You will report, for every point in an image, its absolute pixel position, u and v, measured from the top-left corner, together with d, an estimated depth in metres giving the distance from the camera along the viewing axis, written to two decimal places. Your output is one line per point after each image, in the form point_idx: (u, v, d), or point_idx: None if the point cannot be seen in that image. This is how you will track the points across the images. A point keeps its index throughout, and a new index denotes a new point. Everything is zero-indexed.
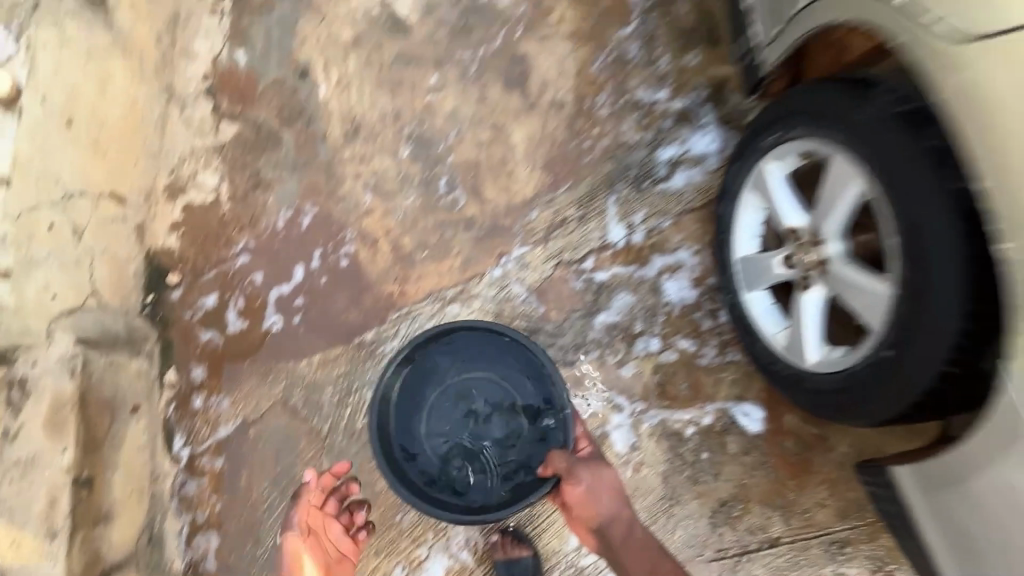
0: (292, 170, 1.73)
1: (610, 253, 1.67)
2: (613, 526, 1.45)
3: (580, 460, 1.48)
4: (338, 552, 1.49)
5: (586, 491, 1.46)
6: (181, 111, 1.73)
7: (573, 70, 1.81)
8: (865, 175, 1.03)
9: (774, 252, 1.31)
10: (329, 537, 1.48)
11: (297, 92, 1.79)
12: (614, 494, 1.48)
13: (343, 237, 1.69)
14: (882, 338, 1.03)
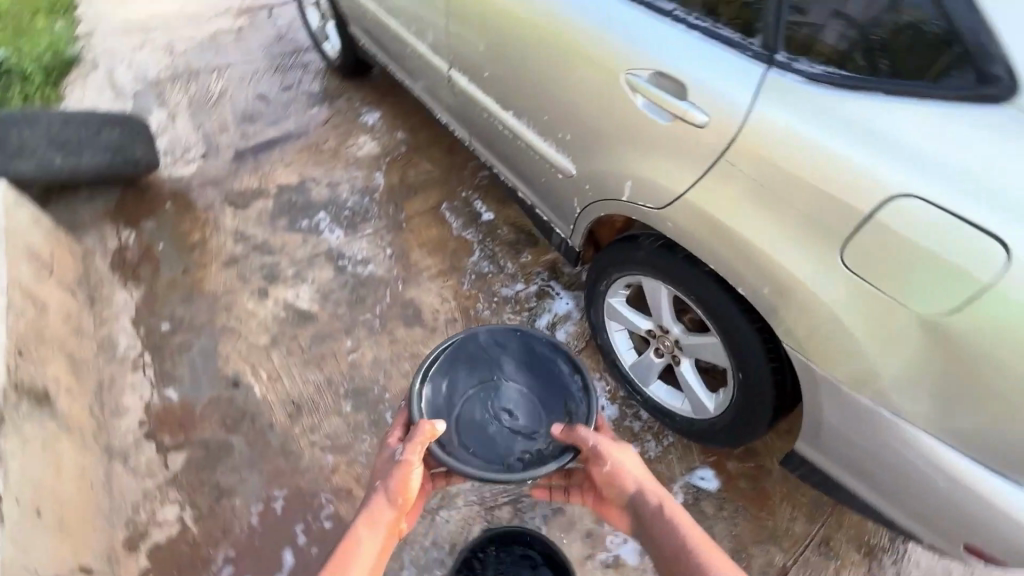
0: (251, 466, 1.88)
1: None
2: (640, 509, 1.31)
3: (602, 444, 1.31)
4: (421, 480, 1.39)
5: (613, 470, 1.32)
6: (126, 463, 1.88)
7: (451, 295, 2.39)
8: (665, 283, 1.62)
9: (648, 352, 1.88)
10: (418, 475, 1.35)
11: (234, 400, 2.03)
12: (642, 472, 1.35)
13: (320, 502, 1.82)
14: (733, 369, 1.54)
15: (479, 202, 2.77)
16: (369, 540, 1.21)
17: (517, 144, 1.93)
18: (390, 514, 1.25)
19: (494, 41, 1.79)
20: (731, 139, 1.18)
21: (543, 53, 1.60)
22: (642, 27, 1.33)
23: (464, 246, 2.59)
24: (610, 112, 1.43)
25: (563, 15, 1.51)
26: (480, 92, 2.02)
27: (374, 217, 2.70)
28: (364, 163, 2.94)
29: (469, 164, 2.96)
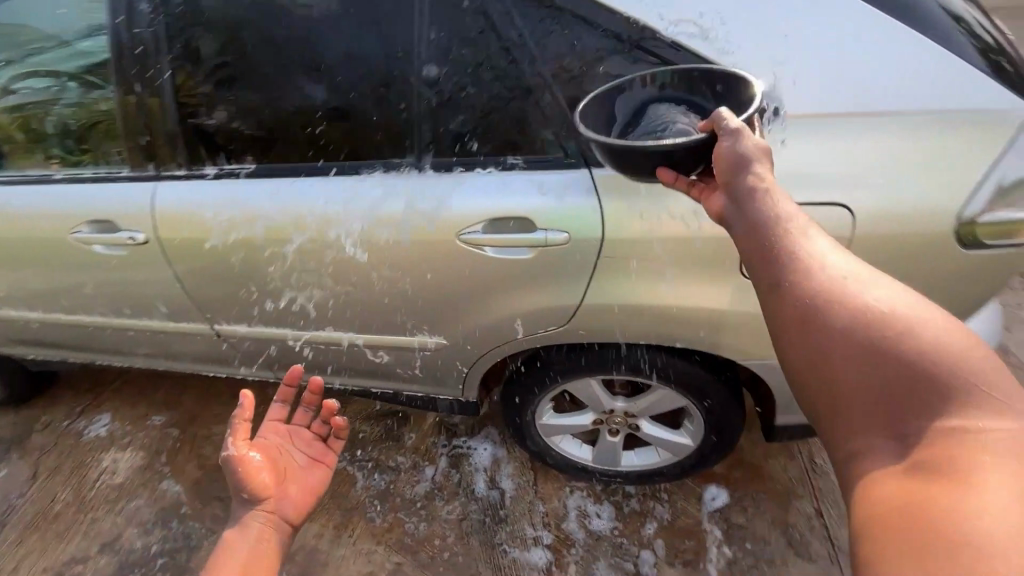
0: None
1: (556, 569, 1.80)
2: (757, 213, 0.92)
3: (743, 141, 0.98)
4: (304, 461, 1.18)
5: (726, 163, 0.99)
6: None
7: (373, 543, 1.91)
8: (590, 375, 1.59)
9: (602, 438, 1.82)
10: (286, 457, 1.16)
11: None
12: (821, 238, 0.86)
13: None
14: (692, 399, 1.58)
15: None
16: (236, 543, 0.99)
17: (352, 350, 1.63)
18: (260, 508, 1.04)
19: (267, 276, 1.48)
20: (603, 240, 1.21)
21: (346, 259, 1.39)
22: (447, 191, 1.27)
23: (338, 478, 2.10)
24: (463, 275, 1.33)
25: (346, 216, 1.34)
26: (268, 328, 1.65)
27: (204, 537, 2.00)
28: (137, 485, 2.14)
29: (271, 392, 2.45)
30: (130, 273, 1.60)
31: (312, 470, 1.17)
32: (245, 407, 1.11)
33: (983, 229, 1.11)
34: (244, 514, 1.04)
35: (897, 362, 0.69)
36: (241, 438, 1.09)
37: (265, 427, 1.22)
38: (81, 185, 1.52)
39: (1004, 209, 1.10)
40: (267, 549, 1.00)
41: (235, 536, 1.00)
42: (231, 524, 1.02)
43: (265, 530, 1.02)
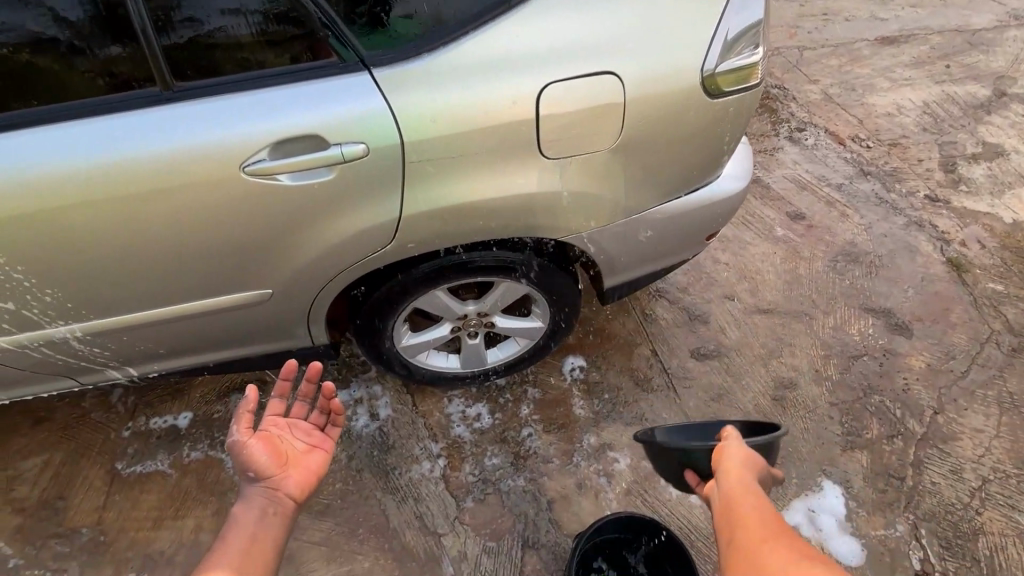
0: None
1: (450, 471, 1.92)
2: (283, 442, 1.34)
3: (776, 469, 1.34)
4: (304, 447, 1.38)
5: (724, 464, 1.25)
6: None
7: None
8: (435, 287, 1.61)
9: (463, 343, 1.89)
10: (287, 443, 1.36)
11: None
12: (295, 445, 1.37)
13: None
14: (533, 284, 1.70)
15: (155, 419, 2.06)
16: (244, 516, 1.19)
17: (160, 327, 1.44)
18: (262, 486, 1.24)
19: (5, 261, 1.23)
20: (402, 141, 1.19)
21: (109, 220, 1.20)
22: (213, 118, 1.15)
23: (204, 467, 1.96)
24: (262, 209, 1.23)
25: (95, 172, 1.15)
26: (39, 328, 1.38)
27: None
28: None
29: (88, 404, 2.09)
30: None
31: (311, 455, 1.37)
32: (247, 399, 1.30)
33: (723, 78, 1.30)
34: (250, 492, 1.23)
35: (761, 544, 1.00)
36: (243, 427, 1.28)
37: (269, 416, 1.41)
38: None
39: (735, 58, 1.30)
40: (271, 521, 1.20)
41: (244, 509, 1.19)
42: (239, 498, 1.21)
43: (269, 504, 1.22)
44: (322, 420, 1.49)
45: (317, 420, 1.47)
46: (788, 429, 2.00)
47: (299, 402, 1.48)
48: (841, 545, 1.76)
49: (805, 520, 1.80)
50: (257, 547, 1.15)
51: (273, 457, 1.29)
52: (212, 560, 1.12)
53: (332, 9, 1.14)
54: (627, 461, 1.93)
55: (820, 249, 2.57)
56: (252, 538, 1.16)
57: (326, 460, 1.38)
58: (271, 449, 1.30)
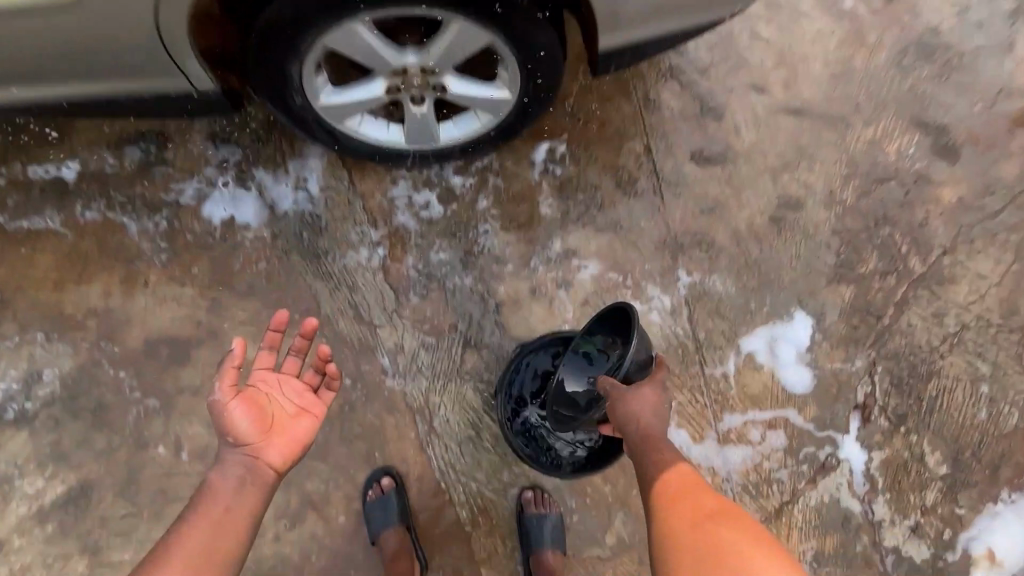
0: None
1: (391, 262, 1.70)
2: (271, 410, 1.16)
3: (658, 375, 1.29)
4: (292, 408, 1.19)
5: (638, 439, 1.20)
6: None
7: (178, 287, 1.67)
8: (347, 7, 1.16)
9: (406, 110, 1.45)
10: (275, 404, 1.18)
11: None
12: (285, 405, 1.18)
13: (349, 540, 1.54)
14: (491, 27, 1.22)
15: (33, 169, 1.70)
16: (223, 487, 1.08)
17: None
18: (240, 452, 1.11)
19: None
20: None
21: None
22: None
23: (105, 230, 1.69)
24: None
25: None
26: None
27: None
28: None
29: None
30: None
31: (301, 418, 1.19)
32: (233, 355, 1.12)
33: None
34: (229, 459, 1.10)
35: (722, 549, 1.00)
36: (227, 384, 1.11)
37: (257, 371, 1.22)
38: None
39: None
40: (248, 492, 1.08)
41: (222, 477, 1.09)
42: (217, 464, 1.10)
43: (250, 473, 1.10)
44: (316, 381, 1.29)
45: (311, 380, 1.28)
46: (777, 253, 1.77)
47: (291, 358, 1.28)
48: (794, 373, 1.68)
49: (764, 348, 1.69)
50: (230, 523, 1.05)
51: (258, 423, 1.13)
52: (185, 532, 1.03)
53: None
54: (590, 271, 1.72)
55: (892, 34, 1.96)
56: (227, 510, 1.07)
57: (315, 427, 1.20)
58: (253, 415, 1.13)
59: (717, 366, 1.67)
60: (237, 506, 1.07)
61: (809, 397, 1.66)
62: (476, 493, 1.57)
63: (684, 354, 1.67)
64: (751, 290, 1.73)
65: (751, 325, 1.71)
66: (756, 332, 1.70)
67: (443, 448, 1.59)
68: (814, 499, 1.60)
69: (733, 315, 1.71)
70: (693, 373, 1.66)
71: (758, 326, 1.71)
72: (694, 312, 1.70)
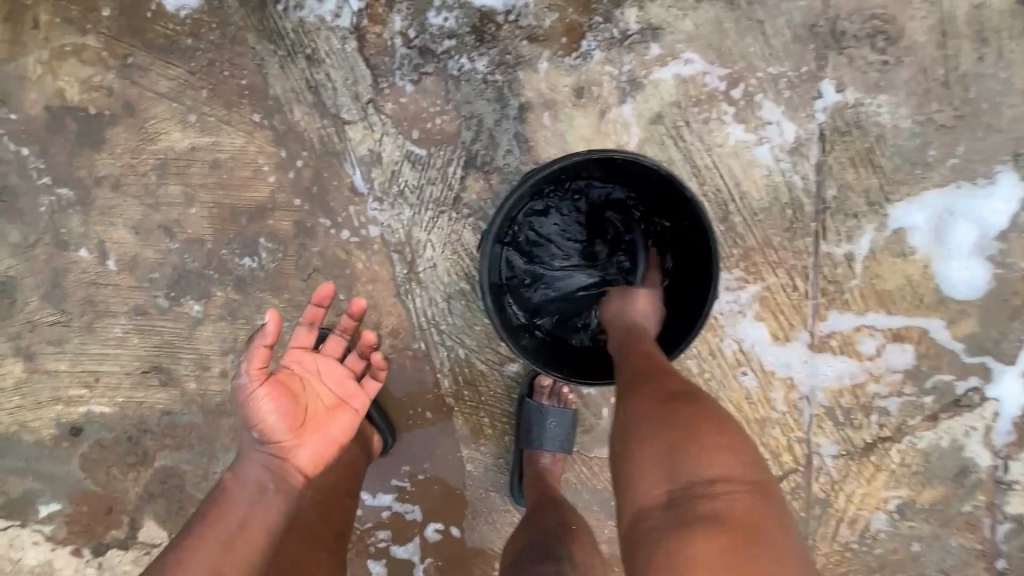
0: (209, 440, 1.31)
1: (368, 23, 1.12)
2: (309, 401, 0.94)
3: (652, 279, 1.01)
4: (330, 400, 0.98)
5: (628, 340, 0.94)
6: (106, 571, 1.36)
7: (78, 36, 1.18)
8: None
9: None
10: (311, 394, 0.95)
11: (100, 427, 1.32)
12: (323, 395, 0.97)
13: None
14: None
15: None
16: (237, 494, 0.87)
17: None
18: (268, 451, 0.89)
19: None
20: None
21: None
22: None
23: None
24: None
25: None
26: None
27: None
28: None
29: None
30: None
31: (338, 414, 0.97)
32: (264, 331, 0.85)
33: None
34: (250, 457, 0.89)
35: (697, 423, 0.69)
36: (257, 367, 0.86)
37: (293, 351, 0.97)
38: None
39: None
40: (269, 503, 0.87)
41: (239, 479, 0.88)
42: (235, 459, 0.90)
43: (273, 479, 0.88)
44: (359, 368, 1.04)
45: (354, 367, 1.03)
46: (1004, 69, 1.04)
47: (335, 337, 1.03)
48: (960, 269, 1.08)
49: (925, 225, 1.08)
50: (245, 540, 0.84)
51: (290, 414, 0.90)
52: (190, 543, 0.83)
53: None
54: (673, 67, 1.08)
55: None
56: (243, 522, 0.85)
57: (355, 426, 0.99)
58: (283, 404, 0.89)
59: (841, 243, 1.10)
60: (249, 521, 0.86)
61: (971, 307, 1.10)
62: (463, 363, 1.21)
63: (794, 218, 1.10)
64: (937, 128, 1.05)
65: (920, 185, 1.07)
66: (920, 194, 1.07)
67: (426, 302, 1.19)
68: (925, 442, 1.14)
69: (893, 166, 1.07)
70: (801, 248, 1.10)
71: (930, 188, 1.07)
72: (830, 155, 1.07)
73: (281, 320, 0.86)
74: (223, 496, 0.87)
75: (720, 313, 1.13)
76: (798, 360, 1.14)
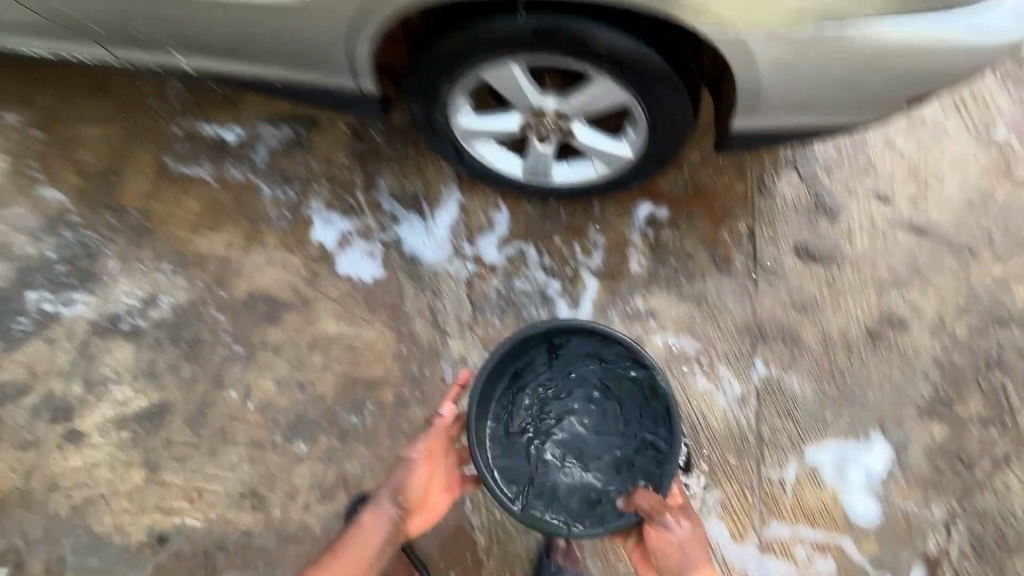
0: (273, 564, 1.57)
1: (476, 278, 1.79)
2: (435, 475, 1.43)
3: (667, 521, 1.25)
4: (444, 483, 1.45)
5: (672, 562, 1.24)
6: None
7: (287, 254, 1.84)
8: (508, 56, 1.26)
9: (532, 147, 1.55)
10: (439, 472, 1.44)
11: (185, 539, 1.59)
12: (444, 476, 1.45)
13: None
14: (641, 102, 1.32)
15: (208, 126, 1.99)
16: (374, 525, 1.34)
17: None
18: (400, 502, 1.37)
19: None
20: None
21: None
22: None
23: (244, 189, 1.91)
24: None
25: None
26: None
27: (103, 246, 1.86)
28: (13, 191, 1.92)
29: (146, 89, 2.02)
30: None
31: (444, 493, 1.45)
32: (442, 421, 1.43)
33: None
34: (386, 503, 1.36)
35: None
36: (427, 444, 1.42)
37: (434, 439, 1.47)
38: None
39: None
40: (389, 540, 1.35)
41: (377, 516, 1.35)
42: (375, 502, 1.37)
43: (395, 523, 1.36)
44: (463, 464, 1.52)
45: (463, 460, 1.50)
46: (866, 370, 1.67)
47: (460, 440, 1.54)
48: (859, 501, 1.55)
49: (832, 465, 1.58)
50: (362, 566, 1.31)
51: (423, 480, 1.41)
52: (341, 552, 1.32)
53: None
54: (663, 335, 1.71)
55: None
56: (366, 548, 1.33)
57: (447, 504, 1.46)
58: (422, 471, 1.40)
59: (775, 469, 1.59)
60: (373, 549, 1.33)
61: (870, 531, 1.53)
62: (498, 524, 1.56)
63: (742, 445, 1.61)
64: (830, 400, 1.64)
65: (824, 436, 1.61)
66: (825, 441, 1.60)
67: None
68: None
69: (805, 421, 1.62)
70: (749, 469, 1.58)
71: (832, 438, 1.60)
72: (764, 407, 1.64)
73: (453, 412, 1.44)
74: (362, 527, 1.34)
75: (696, 511, 1.54)
76: (750, 556, 1.53)
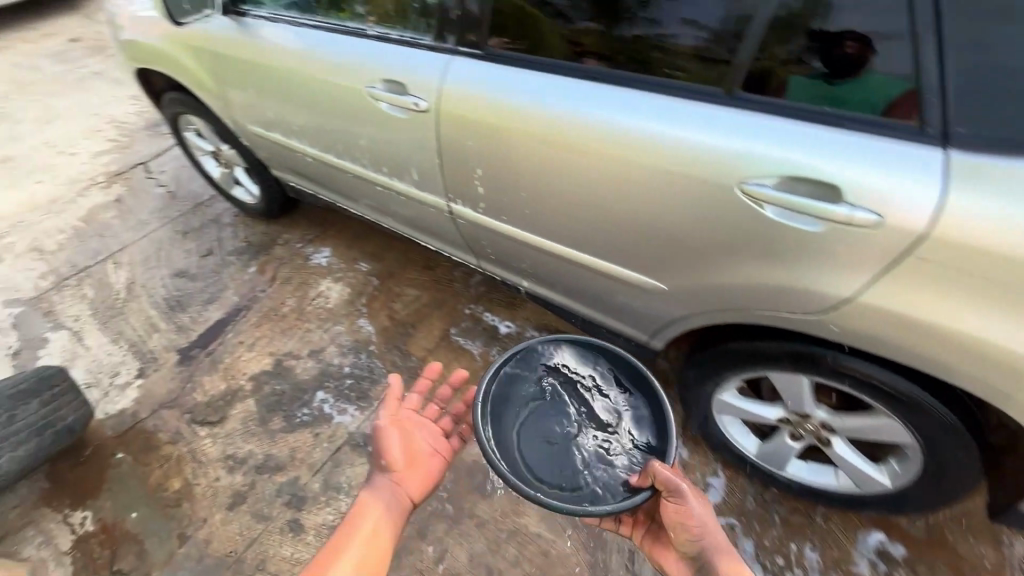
0: None
1: None
2: (417, 446, 1.50)
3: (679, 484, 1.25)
4: (428, 449, 1.51)
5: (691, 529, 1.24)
6: None
7: None
8: (802, 374, 1.46)
9: (782, 439, 1.68)
10: (420, 439, 1.52)
11: None
12: (427, 441, 1.52)
13: None
14: (923, 449, 1.40)
15: (489, 315, 2.53)
16: (374, 505, 1.35)
17: (535, 252, 1.69)
18: (389, 478, 1.41)
19: (479, 175, 1.58)
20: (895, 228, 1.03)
21: (571, 178, 1.39)
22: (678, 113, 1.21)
23: None
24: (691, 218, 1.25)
25: (578, 124, 1.32)
26: (465, 208, 1.74)
27: (382, 376, 2.33)
28: (342, 314, 2.58)
29: (457, 277, 2.69)
30: (396, 133, 1.72)
31: (434, 457, 1.51)
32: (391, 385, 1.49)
33: None
34: (379, 483, 1.40)
35: None
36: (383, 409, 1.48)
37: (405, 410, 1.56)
38: (400, 50, 1.61)
39: None
40: (396, 513, 1.36)
41: (375, 496, 1.37)
42: (370, 488, 1.40)
43: (398, 499, 1.38)
44: (450, 427, 1.60)
45: (446, 426, 1.59)
46: None
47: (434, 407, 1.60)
48: None
49: None
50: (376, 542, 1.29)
51: (405, 453, 1.46)
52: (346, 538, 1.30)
53: (957, 86, 0.97)
54: None
55: None
56: (375, 529, 1.31)
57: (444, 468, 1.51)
58: (403, 446, 1.47)
59: None
60: (377, 529, 1.31)
61: None
62: None
63: None
64: None
65: None
66: None
67: None
68: None
69: None
70: None
71: None
72: None
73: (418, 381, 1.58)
74: (360, 512, 1.34)
75: None
76: None
